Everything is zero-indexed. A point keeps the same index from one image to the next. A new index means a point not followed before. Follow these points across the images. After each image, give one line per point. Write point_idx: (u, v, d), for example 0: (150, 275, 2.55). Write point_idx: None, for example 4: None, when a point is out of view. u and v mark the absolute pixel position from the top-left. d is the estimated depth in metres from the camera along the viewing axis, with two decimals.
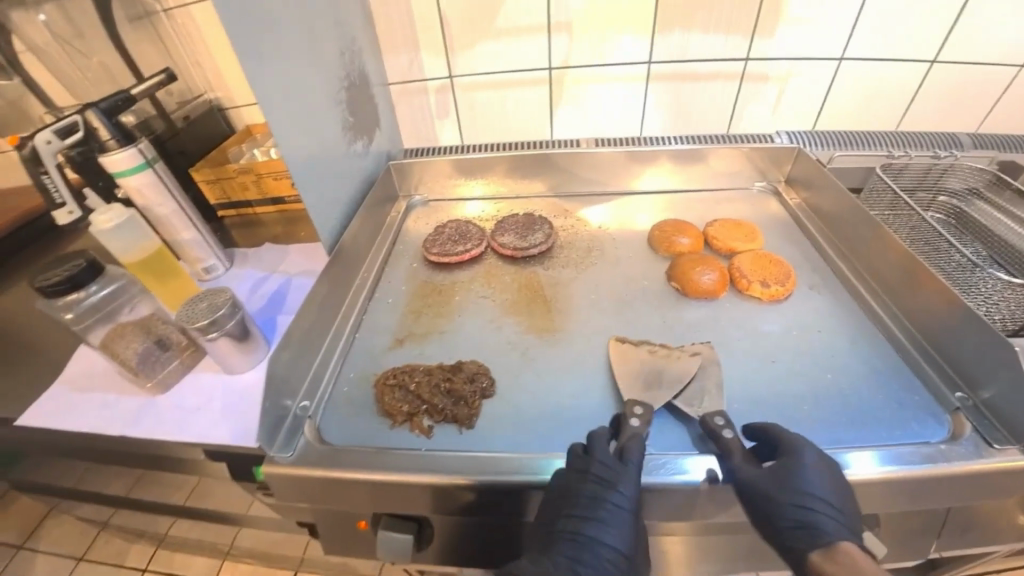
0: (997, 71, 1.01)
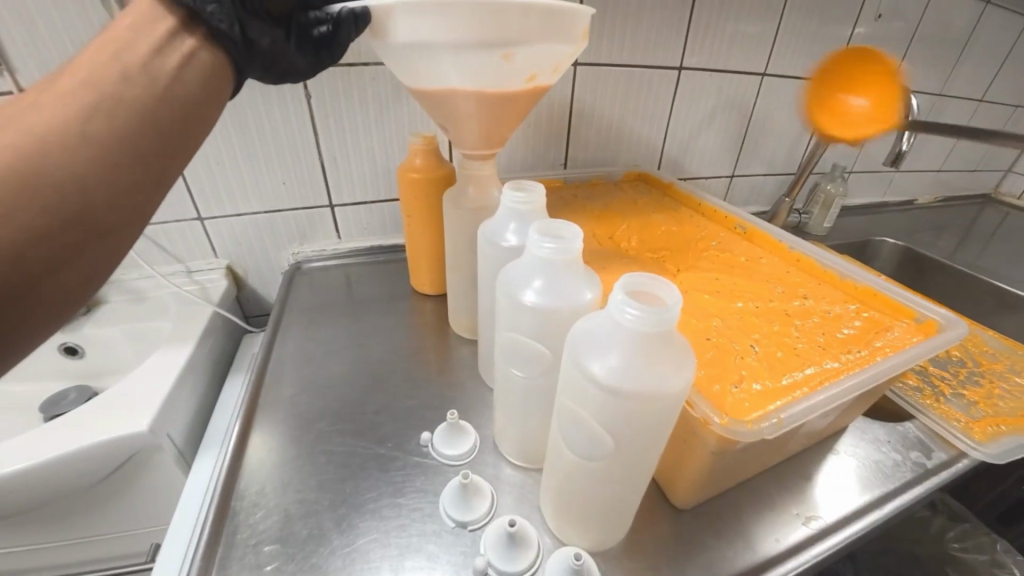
0: (959, 108, 1.13)
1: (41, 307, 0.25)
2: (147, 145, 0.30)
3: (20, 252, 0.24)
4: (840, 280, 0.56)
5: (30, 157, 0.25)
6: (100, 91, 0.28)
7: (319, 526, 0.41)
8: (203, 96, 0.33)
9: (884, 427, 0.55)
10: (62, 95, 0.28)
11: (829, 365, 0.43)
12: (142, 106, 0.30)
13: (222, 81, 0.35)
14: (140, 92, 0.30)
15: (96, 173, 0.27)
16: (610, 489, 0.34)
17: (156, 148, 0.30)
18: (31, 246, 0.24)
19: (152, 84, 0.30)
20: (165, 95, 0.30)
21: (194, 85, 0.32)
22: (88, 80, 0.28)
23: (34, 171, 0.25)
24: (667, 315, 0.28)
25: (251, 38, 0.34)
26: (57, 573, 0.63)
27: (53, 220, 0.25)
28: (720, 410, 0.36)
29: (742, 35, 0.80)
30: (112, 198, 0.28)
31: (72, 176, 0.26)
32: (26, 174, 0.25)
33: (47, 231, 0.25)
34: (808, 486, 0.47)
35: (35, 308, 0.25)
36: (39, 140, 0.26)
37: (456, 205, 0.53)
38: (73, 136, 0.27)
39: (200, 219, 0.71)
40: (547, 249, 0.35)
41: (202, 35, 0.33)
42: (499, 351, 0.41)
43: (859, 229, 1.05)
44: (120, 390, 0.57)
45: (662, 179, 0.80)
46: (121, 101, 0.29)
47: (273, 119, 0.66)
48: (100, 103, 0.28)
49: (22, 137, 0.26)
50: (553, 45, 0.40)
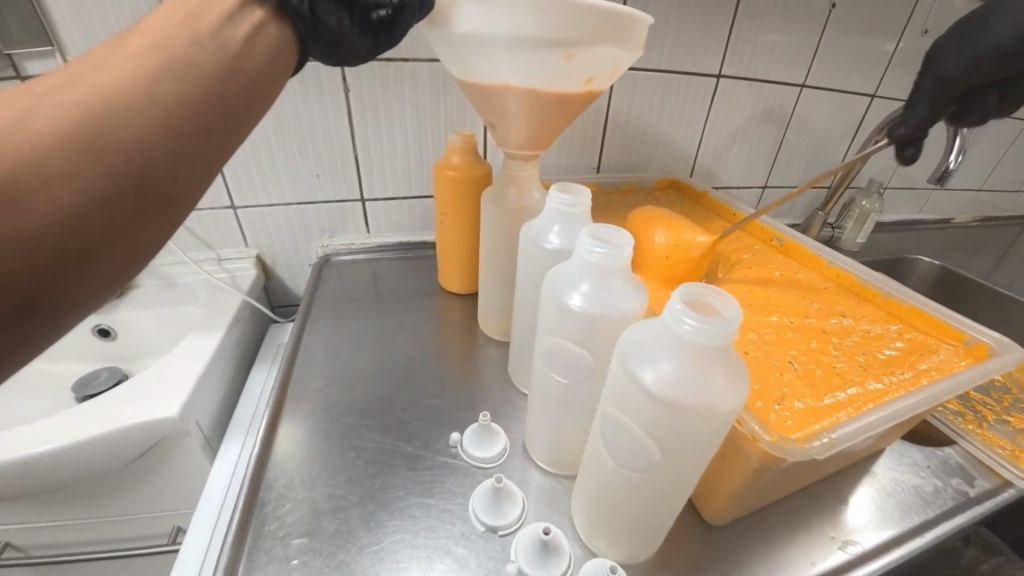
0: (1006, 127, 1.09)
1: (96, 269, 0.25)
2: (211, 113, 0.29)
3: (83, 213, 0.24)
4: (882, 298, 0.55)
5: (98, 115, 0.25)
6: (169, 55, 0.28)
7: (346, 522, 0.41)
8: (266, 70, 0.33)
9: (923, 452, 0.53)
10: (132, 55, 0.27)
11: (873, 387, 0.41)
12: (210, 73, 0.29)
13: (286, 57, 0.35)
14: (208, 60, 0.29)
15: (160, 138, 0.27)
16: (651, 498, 0.33)
17: (219, 117, 0.30)
18: (94, 208, 0.24)
19: (219, 54, 0.30)
20: (232, 64, 0.30)
21: (259, 59, 0.32)
22: (158, 43, 0.28)
23: (101, 130, 0.25)
24: (728, 324, 0.27)
25: (319, 16, 0.36)
26: (80, 549, 0.64)
27: (114, 180, 0.25)
28: (768, 428, 0.35)
29: (785, 44, 0.78)
30: (172, 164, 0.27)
31: (136, 139, 0.26)
32: (94, 134, 0.25)
33: (111, 193, 0.25)
34: (846, 508, 0.46)
35: (91, 271, 0.25)
36: (108, 97, 0.25)
37: (495, 204, 0.53)
38: (140, 99, 0.26)
39: (233, 208, 0.71)
40: (598, 254, 0.35)
41: (272, 9, 0.34)
42: (538, 354, 0.41)
43: (893, 247, 1.02)
44: (150, 374, 0.57)
45: (696, 187, 0.79)
46: (189, 66, 0.28)
47: (309, 112, 0.66)
48: (169, 67, 0.28)
49: (91, 95, 0.25)
50: (612, 51, 0.40)
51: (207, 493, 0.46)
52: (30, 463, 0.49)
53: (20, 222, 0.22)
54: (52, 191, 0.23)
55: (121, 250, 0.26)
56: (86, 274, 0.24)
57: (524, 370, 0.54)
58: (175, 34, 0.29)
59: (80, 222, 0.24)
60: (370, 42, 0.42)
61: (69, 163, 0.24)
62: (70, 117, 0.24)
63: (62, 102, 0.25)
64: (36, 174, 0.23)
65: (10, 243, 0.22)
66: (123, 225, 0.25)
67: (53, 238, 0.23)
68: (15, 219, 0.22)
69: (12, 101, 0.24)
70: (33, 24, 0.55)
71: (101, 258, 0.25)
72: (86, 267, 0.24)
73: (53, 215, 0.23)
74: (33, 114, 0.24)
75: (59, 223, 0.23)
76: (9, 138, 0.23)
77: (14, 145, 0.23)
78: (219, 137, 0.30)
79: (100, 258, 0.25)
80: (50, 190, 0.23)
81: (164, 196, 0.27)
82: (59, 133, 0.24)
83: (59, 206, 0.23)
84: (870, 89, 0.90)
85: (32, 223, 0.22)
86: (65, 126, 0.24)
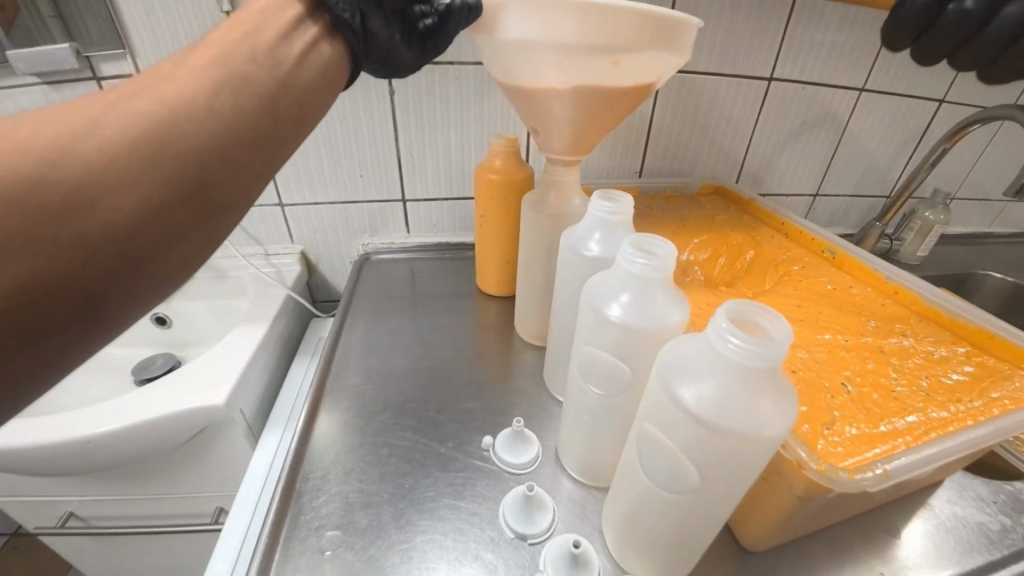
0: None
1: (147, 275, 0.26)
2: (263, 126, 0.30)
3: (140, 223, 0.25)
4: (948, 318, 0.50)
5: (161, 128, 0.26)
6: (227, 69, 0.29)
7: (379, 519, 0.42)
8: (317, 86, 0.34)
9: (988, 485, 0.49)
10: (194, 69, 0.29)
11: (935, 414, 0.38)
12: (264, 89, 0.30)
13: (336, 72, 0.36)
14: (264, 74, 0.31)
15: (214, 148, 0.28)
16: (688, 520, 0.32)
17: (270, 130, 0.31)
18: (151, 217, 0.25)
19: (271, 67, 0.31)
20: (287, 80, 0.32)
21: (311, 74, 0.33)
22: (219, 57, 0.30)
23: (164, 141, 0.26)
24: (779, 346, 0.25)
25: (370, 30, 0.37)
26: (132, 522, 0.68)
27: (170, 190, 0.26)
28: (816, 454, 0.33)
29: (844, 45, 0.74)
30: (222, 174, 0.28)
31: (192, 150, 0.27)
32: (155, 145, 0.26)
33: (165, 201, 0.26)
34: (895, 543, 0.43)
35: (143, 277, 0.26)
36: (171, 109, 0.27)
37: (536, 211, 0.53)
38: (199, 110, 0.28)
39: (281, 205, 0.75)
40: (640, 265, 0.34)
41: (325, 24, 0.35)
42: (575, 366, 0.40)
43: (958, 260, 0.95)
44: (198, 364, 0.60)
45: (742, 194, 0.76)
46: (245, 80, 0.30)
47: (355, 114, 0.68)
48: (227, 81, 0.29)
49: (157, 106, 0.27)
50: (658, 55, 0.39)
51: (248, 478, 0.47)
52: (92, 441, 0.52)
53: (82, 226, 0.23)
54: (114, 200, 0.24)
55: (170, 257, 0.27)
56: (139, 279, 0.26)
57: (558, 377, 0.53)
58: (234, 49, 0.30)
59: (137, 230, 0.25)
60: (416, 55, 0.43)
61: (131, 172, 0.25)
62: (136, 126, 0.26)
63: (130, 112, 0.26)
64: (102, 181, 0.24)
65: (73, 247, 0.23)
66: (175, 233, 0.26)
67: (113, 245, 0.24)
68: (80, 224, 0.23)
69: (82, 111, 0.26)
70: (108, 28, 0.60)
71: (152, 265, 0.26)
72: (137, 273, 0.25)
73: (112, 222, 0.24)
74: (104, 123, 0.25)
75: (117, 229, 0.24)
76: (81, 146, 0.24)
77: (85, 151, 0.24)
78: (270, 149, 0.31)
79: (150, 266, 0.26)
80: (112, 197, 0.24)
81: (212, 204, 0.28)
82: (126, 143, 0.25)
83: (118, 212, 0.24)
84: (939, 94, 0.84)
85: (93, 228, 0.24)
86: (132, 137, 0.25)
